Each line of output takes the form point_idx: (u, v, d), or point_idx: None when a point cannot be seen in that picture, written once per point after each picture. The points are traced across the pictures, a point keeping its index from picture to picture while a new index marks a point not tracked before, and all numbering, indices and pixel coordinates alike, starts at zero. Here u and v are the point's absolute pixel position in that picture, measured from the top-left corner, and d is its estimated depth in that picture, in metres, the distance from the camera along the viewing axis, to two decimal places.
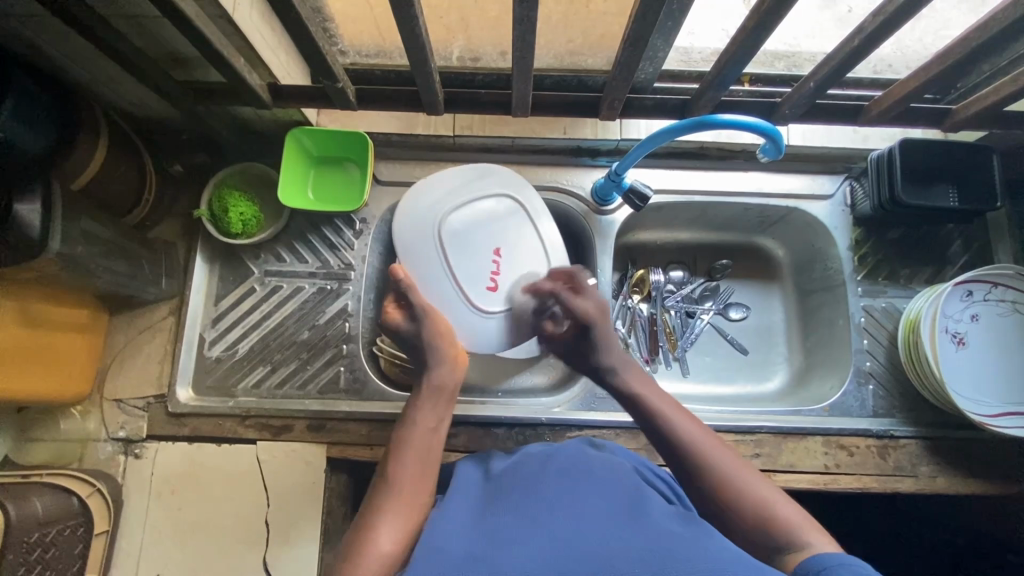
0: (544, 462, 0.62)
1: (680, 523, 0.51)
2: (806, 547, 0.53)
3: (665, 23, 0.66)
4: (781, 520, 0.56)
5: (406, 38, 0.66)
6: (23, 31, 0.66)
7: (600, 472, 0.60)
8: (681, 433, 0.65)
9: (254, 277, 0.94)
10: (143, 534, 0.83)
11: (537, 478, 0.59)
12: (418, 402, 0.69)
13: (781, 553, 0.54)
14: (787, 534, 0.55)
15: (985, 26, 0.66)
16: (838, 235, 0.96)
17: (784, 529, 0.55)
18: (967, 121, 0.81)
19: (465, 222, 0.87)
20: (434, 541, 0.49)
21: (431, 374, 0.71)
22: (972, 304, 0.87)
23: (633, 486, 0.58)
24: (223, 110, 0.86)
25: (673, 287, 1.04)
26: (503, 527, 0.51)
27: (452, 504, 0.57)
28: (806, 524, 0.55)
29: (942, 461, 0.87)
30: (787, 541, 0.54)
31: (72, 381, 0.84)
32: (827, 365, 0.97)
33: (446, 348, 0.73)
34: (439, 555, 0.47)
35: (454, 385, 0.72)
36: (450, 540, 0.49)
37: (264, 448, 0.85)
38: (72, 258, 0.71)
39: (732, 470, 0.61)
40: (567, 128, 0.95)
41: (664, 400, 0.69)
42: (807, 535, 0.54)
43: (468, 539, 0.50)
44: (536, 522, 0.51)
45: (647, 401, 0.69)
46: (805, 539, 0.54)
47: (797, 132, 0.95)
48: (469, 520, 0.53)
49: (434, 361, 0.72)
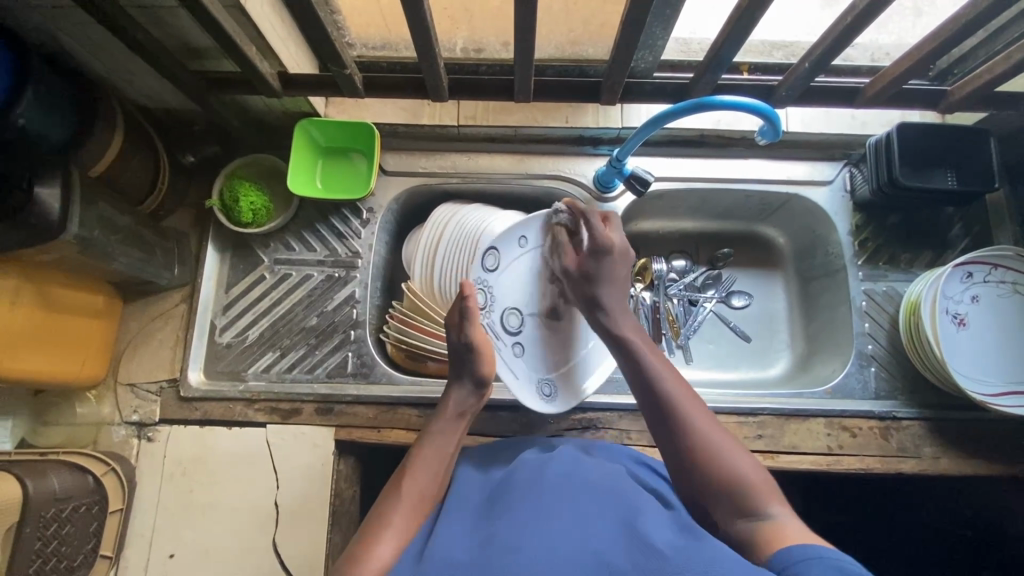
0: (540, 465, 0.63)
1: (674, 532, 0.52)
2: (775, 521, 0.56)
3: (663, 9, 0.68)
4: (742, 476, 0.60)
5: (413, 25, 0.68)
6: (46, 23, 0.70)
7: (601, 475, 0.62)
8: (665, 390, 0.68)
9: (264, 265, 0.96)
10: (155, 515, 0.85)
11: (534, 478, 0.61)
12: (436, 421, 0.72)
13: (739, 516, 0.59)
14: (746, 497, 0.59)
15: (974, 5, 0.67)
16: (838, 221, 0.97)
17: (747, 492, 0.59)
18: (962, 102, 0.82)
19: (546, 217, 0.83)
20: (437, 551, 0.53)
21: (456, 397, 0.74)
22: (972, 285, 0.88)
23: (631, 492, 0.60)
24: (234, 101, 0.89)
25: (676, 275, 1.05)
26: (497, 528, 0.54)
27: (455, 513, 0.60)
28: (766, 489, 0.59)
29: (945, 441, 0.87)
30: (747, 506, 0.59)
31: (89, 364, 0.86)
32: (830, 349, 0.98)
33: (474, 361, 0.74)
34: (439, 564, 0.50)
35: (473, 409, 0.75)
36: (447, 546, 0.53)
37: (273, 431, 0.87)
38: (89, 242, 0.73)
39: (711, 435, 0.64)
40: (569, 117, 0.97)
41: (656, 355, 0.71)
42: (769, 505, 0.58)
43: (467, 548, 0.52)
44: (533, 519, 0.54)
45: (633, 354, 0.71)
46: (766, 507, 0.58)
47: (796, 119, 0.95)
48: (467, 530, 0.56)
49: (457, 377, 0.75)
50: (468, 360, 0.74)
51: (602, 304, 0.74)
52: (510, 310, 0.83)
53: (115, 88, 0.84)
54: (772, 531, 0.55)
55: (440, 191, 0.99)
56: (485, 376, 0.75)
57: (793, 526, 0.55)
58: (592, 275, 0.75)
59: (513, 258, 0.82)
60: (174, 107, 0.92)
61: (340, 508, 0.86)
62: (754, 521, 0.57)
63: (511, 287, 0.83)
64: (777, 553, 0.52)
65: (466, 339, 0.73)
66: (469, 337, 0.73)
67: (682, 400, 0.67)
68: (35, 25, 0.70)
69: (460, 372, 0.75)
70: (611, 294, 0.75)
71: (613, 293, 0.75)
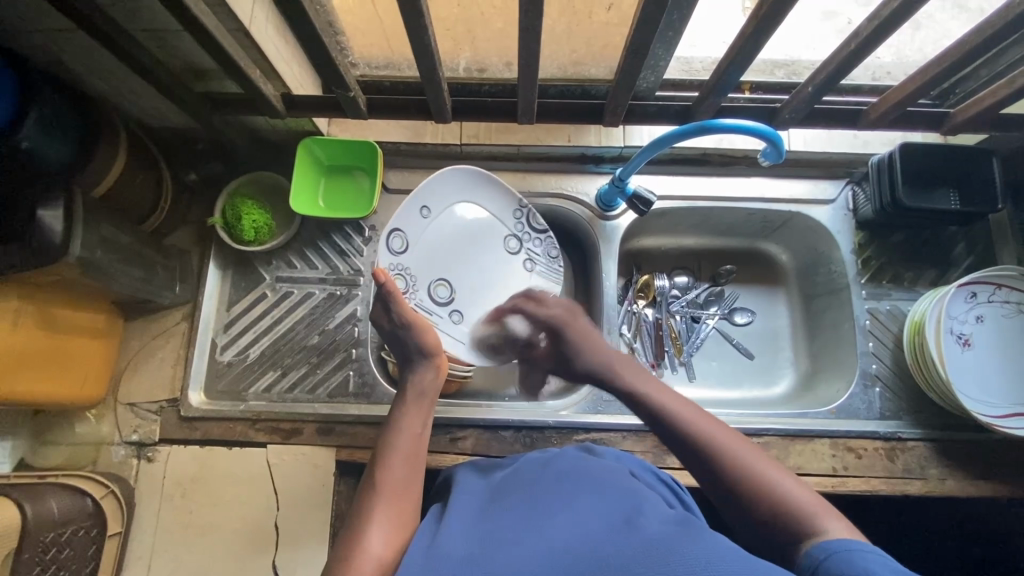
0: (543, 470, 0.61)
1: (678, 523, 0.50)
2: (828, 537, 0.51)
3: (666, 32, 0.68)
4: (785, 499, 0.55)
5: (418, 49, 0.68)
6: (51, 44, 0.70)
7: (599, 476, 0.59)
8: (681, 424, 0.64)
9: (266, 283, 0.95)
10: (154, 537, 0.84)
11: (533, 483, 0.59)
12: (399, 406, 0.69)
13: (796, 542, 0.53)
14: (798, 522, 0.53)
15: (977, 31, 0.67)
16: (842, 239, 0.97)
17: (797, 515, 0.54)
18: (964, 124, 0.82)
19: (441, 184, 0.91)
20: (436, 545, 0.49)
21: (414, 378, 0.72)
22: (976, 305, 0.87)
23: (630, 490, 0.57)
24: (237, 120, 0.89)
25: (678, 292, 1.05)
26: (497, 526, 0.51)
27: (455, 507, 0.57)
28: (817, 507, 0.54)
29: (951, 463, 0.87)
30: (802, 527, 0.53)
31: (89, 384, 0.86)
32: (833, 368, 0.97)
33: (425, 352, 0.74)
34: (438, 559, 0.47)
35: (435, 386, 0.73)
36: (449, 539, 0.50)
37: (274, 452, 0.86)
38: (92, 262, 0.73)
39: (747, 460, 0.59)
40: (571, 136, 0.98)
41: (671, 395, 0.68)
42: (821, 521, 0.53)
43: (468, 542, 0.49)
44: (540, 518, 0.51)
45: (650, 399, 0.68)
46: (820, 524, 0.52)
47: (798, 137, 0.98)
48: (467, 523, 0.53)
49: (408, 361, 0.75)
50: (409, 337, 0.75)
51: (570, 351, 0.79)
52: (435, 283, 0.92)
53: (117, 108, 0.84)
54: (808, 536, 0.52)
55: None
56: (433, 348, 0.75)
57: (846, 538, 0.50)
58: (566, 354, 0.80)
59: (416, 233, 0.90)
60: (177, 126, 0.93)
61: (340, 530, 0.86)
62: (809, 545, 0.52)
63: (425, 263, 0.91)
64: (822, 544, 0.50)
65: (395, 320, 0.76)
66: (403, 316, 0.76)
67: (710, 431, 0.62)
68: (40, 46, 0.71)
69: (411, 357, 0.75)
70: (587, 358, 0.77)
71: (579, 344, 0.79)
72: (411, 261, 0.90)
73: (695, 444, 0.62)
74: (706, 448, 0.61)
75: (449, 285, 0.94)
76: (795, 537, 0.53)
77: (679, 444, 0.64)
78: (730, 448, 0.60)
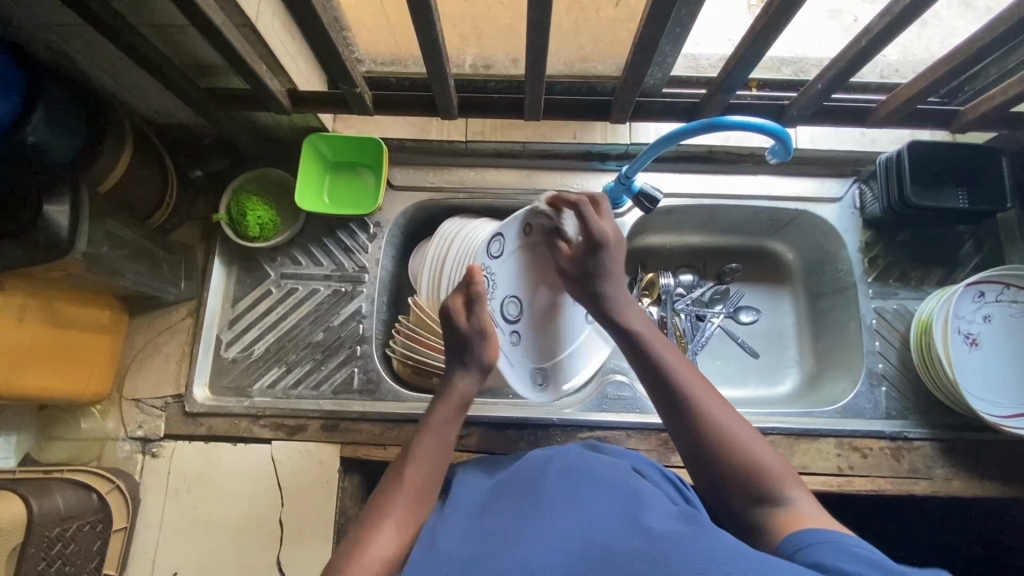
0: (546, 466, 0.61)
1: (682, 521, 0.50)
2: (794, 509, 0.54)
3: (674, 28, 0.67)
4: (754, 459, 0.58)
5: (425, 45, 0.68)
6: (56, 40, 0.70)
7: (603, 473, 0.59)
8: (669, 370, 0.65)
9: (271, 279, 0.95)
10: (160, 532, 0.84)
11: (541, 479, 0.58)
12: (435, 410, 0.69)
13: (757, 502, 0.56)
14: (765, 485, 0.57)
15: (989, 28, 0.67)
16: (848, 237, 0.97)
17: (764, 479, 0.57)
18: (973, 122, 0.82)
19: None
20: (440, 544, 0.49)
21: (454, 385, 0.71)
22: (984, 305, 0.87)
23: (636, 488, 0.57)
24: (244, 116, 0.89)
25: (684, 290, 1.04)
26: (505, 527, 0.50)
27: (456, 505, 0.57)
28: (784, 475, 0.58)
29: (957, 463, 0.86)
30: (764, 489, 0.57)
31: (94, 380, 0.86)
32: (839, 367, 0.97)
33: (480, 355, 0.72)
34: (444, 558, 0.47)
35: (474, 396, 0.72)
36: (453, 539, 0.50)
37: (279, 448, 0.86)
38: (97, 258, 0.73)
39: (720, 417, 0.61)
40: (576, 133, 0.97)
41: (661, 339, 0.69)
42: (786, 489, 0.56)
43: (473, 541, 0.49)
44: (545, 516, 0.51)
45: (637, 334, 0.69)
46: (785, 493, 0.56)
47: (806, 135, 0.96)
48: (471, 522, 0.53)
49: (461, 364, 0.72)
50: (473, 346, 0.72)
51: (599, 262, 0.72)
52: (511, 295, 0.76)
53: (122, 103, 0.84)
54: (791, 519, 0.53)
55: (447, 206, 0.99)
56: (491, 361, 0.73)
57: (812, 513, 0.53)
58: (592, 268, 0.72)
59: (505, 237, 0.78)
60: (182, 122, 0.92)
61: (345, 526, 0.86)
62: (770, 508, 0.56)
63: (516, 270, 0.77)
64: (789, 536, 0.50)
65: (473, 324, 0.71)
66: (480, 322, 0.71)
67: (690, 382, 0.64)
68: (45, 42, 0.71)
69: (455, 361, 0.73)
70: (612, 286, 0.72)
71: (609, 281, 0.72)
72: (504, 268, 0.75)
73: (673, 386, 0.64)
74: (683, 393, 0.63)
75: (519, 297, 0.80)
76: (755, 497, 0.57)
77: (659, 383, 0.65)
78: (707, 404, 0.62)
